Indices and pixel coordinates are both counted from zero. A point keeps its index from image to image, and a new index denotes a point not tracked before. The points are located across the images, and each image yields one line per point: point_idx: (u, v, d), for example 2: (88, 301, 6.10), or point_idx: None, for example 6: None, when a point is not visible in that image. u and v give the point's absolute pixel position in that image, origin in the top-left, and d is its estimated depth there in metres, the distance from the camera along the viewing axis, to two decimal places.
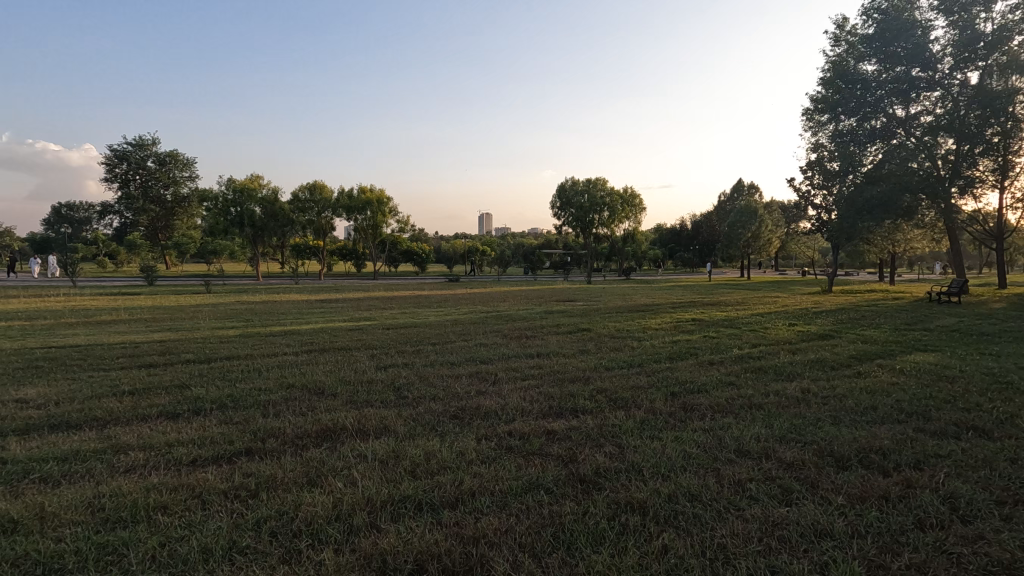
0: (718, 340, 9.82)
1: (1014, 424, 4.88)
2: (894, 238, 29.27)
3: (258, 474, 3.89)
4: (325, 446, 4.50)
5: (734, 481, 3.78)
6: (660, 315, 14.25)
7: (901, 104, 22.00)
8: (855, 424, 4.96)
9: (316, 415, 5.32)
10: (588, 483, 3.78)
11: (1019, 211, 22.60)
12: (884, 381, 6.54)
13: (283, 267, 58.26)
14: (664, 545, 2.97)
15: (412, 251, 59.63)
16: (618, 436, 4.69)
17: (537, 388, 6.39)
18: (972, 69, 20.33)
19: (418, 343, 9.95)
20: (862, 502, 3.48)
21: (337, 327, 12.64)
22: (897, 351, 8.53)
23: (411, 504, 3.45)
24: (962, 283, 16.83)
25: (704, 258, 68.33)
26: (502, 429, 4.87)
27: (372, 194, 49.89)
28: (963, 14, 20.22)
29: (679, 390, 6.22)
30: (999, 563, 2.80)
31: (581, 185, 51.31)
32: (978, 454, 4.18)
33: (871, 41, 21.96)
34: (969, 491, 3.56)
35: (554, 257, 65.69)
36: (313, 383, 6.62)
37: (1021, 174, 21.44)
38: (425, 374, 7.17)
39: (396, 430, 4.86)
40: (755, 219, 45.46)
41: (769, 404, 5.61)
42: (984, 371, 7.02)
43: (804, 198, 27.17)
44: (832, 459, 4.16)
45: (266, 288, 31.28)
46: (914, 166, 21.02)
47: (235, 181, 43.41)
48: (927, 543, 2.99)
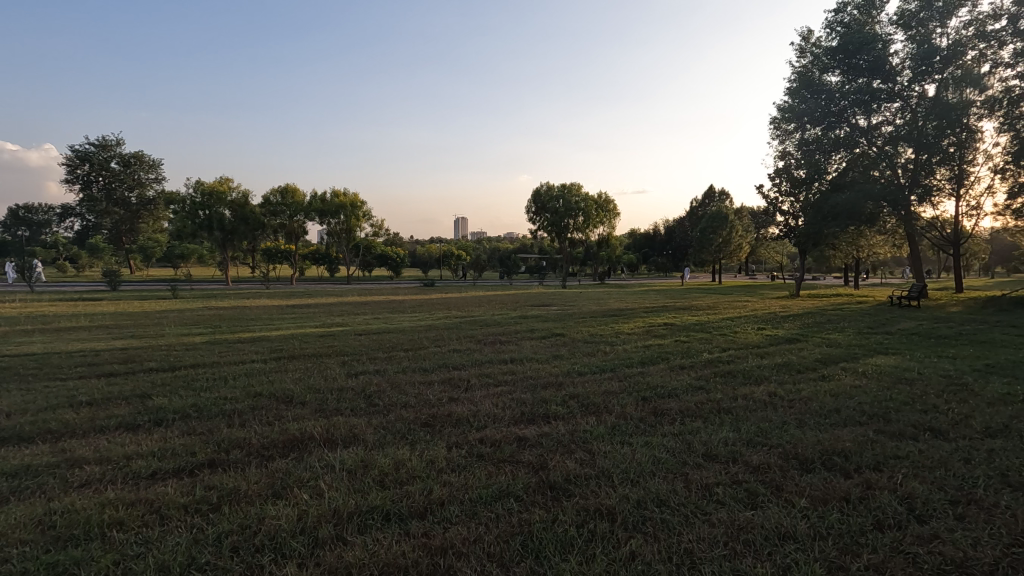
0: (689, 344, 9.97)
1: (969, 424, 5.07)
2: (859, 245, 30.13)
3: (220, 486, 3.79)
4: (291, 457, 4.41)
5: (702, 485, 3.82)
6: (633, 320, 14.40)
7: (864, 115, 22.64)
8: (818, 426, 5.10)
9: (283, 425, 5.21)
10: (557, 489, 3.79)
11: (974, 218, 23.57)
12: (847, 384, 6.71)
13: (253, 271, 57.08)
14: (631, 551, 2.98)
15: (387, 256, 59.17)
16: (589, 442, 4.70)
17: (510, 394, 6.38)
18: (929, 82, 21.27)
19: (391, 349, 9.84)
20: (825, 504, 3.55)
21: (307, 333, 12.41)
22: (860, 354, 8.79)
23: (378, 515, 3.40)
24: (921, 288, 17.47)
25: (677, 262, 69.37)
26: (473, 436, 4.84)
27: (346, 198, 49.18)
28: (920, 29, 21.16)
29: (650, 395, 6.29)
30: (952, 562, 2.89)
31: (556, 191, 51.60)
32: (934, 454, 4.33)
33: (835, 53, 22.51)
34: (926, 491, 3.68)
35: (530, 262, 65.84)
36: (281, 392, 6.48)
37: (976, 183, 22.35)
38: (397, 381, 7.09)
39: (366, 439, 4.80)
40: (725, 225, 46.37)
41: (737, 408, 5.71)
42: (940, 372, 7.29)
43: (773, 205, 27.76)
44: (797, 463, 4.25)
45: (236, 293, 30.58)
46: (877, 175, 22.18)
47: (203, 184, 42.52)
48: (885, 543, 3.07)
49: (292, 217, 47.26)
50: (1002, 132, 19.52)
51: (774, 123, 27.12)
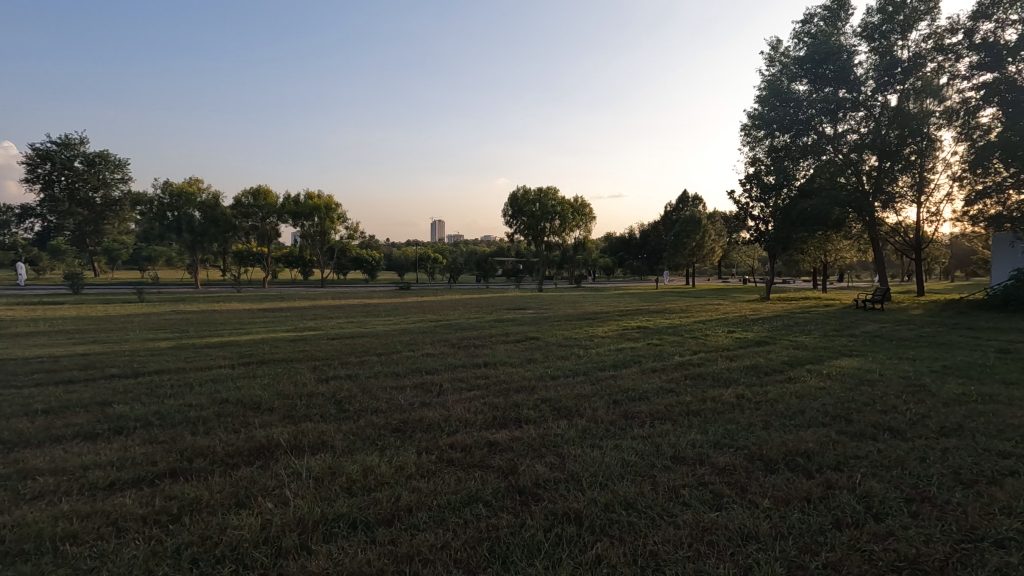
0: (660, 347, 10.09)
1: (926, 424, 5.24)
2: (826, 249, 30.93)
3: (181, 497, 3.69)
4: (257, 465, 4.33)
5: (669, 488, 3.87)
6: (607, 323, 14.52)
7: (830, 123, 23.24)
8: (783, 428, 5.21)
9: (249, 432, 5.10)
10: (527, 494, 3.80)
11: (934, 224, 24.46)
12: (812, 386, 6.86)
13: (224, 275, 55.82)
14: (597, 555, 3.01)
15: (363, 258, 58.63)
16: (559, 446, 4.73)
17: (482, 398, 6.38)
18: (891, 92, 22.02)
19: (363, 354, 9.72)
20: (787, 505, 3.63)
21: (278, 338, 12.17)
22: (825, 356, 9.03)
23: (344, 523, 3.35)
24: (885, 291, 17.99)
25: (652, 266, 70.19)
26: (443, 441, 4.82)
27: (320, 200, 48.52)
28: (882, 41, 21.97)
29: (621, 398, 6.36)
30: (905, 558, 2.99)
31: (532, 194, 51.68)
32: (892, 454, 4.46)
33: (802, 63, 23.11)
34: (882, 490, 3.79)
35: (507, 266, 65.90)
36: (248, 398, 6.35)
37: (936, 190, 23.22)
38: (368, 386, 7.00)
39: (334, 445, 4.73)
40: (699, 229, 47.17)
41: (706, 410, 5.80)
42: (900, 373, 7.54)
43: (744, 210, 28.28)
44: (762, 463, 4.34)
45: (205, 296, 29.89)
46: (842, 182, 22.75)
47: (172, 184, 42.05)
48: (842, 542, 3.15)
49: (264, 219, 46.59)
50: (960, 141, 20.37)
51: (744, 130, 27.63)
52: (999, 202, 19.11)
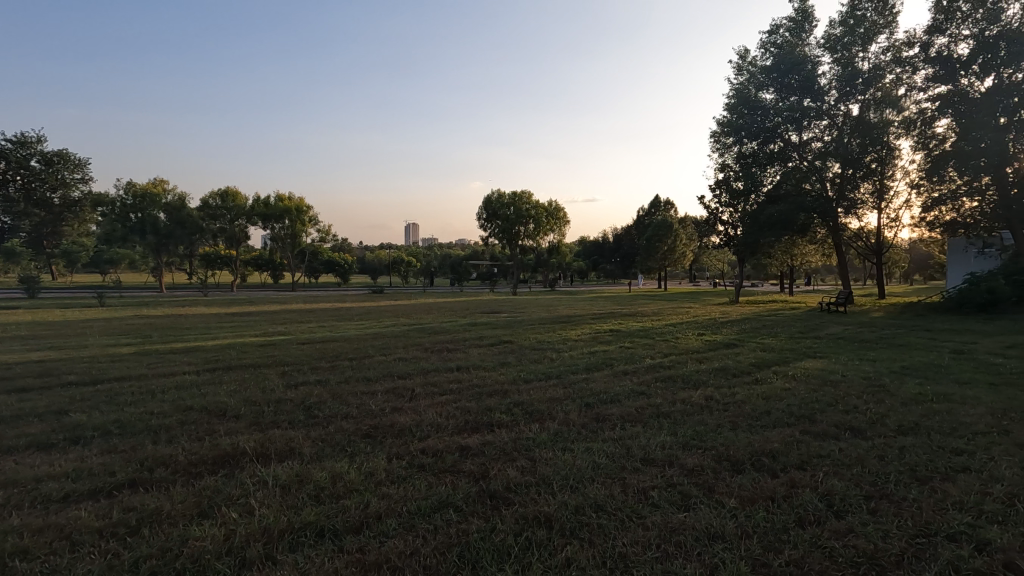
0: (632, 350, 10.21)
1: (885, 424, 5.42)
2: (792, 253, 31.74)
3: (140, 508, 3.57)
4: (222, 474, 4.21)
5: (639, 489, 3.92)
6: (580, 326, 14.63)
7: (795, 131, 23.86)
8: (750, 429, 5.32)
9: (214, 440, 4.97)
10: (497, 498, 3.79)
11: (894, 229, 25.34)
12: (778, 387, 7.03)
13: (190, 278, 54.31)
14: (567, 558, 3.02)
15: (335, 261, 57.89)
16: (531, 449, 4.73)
17: (454, 403, 6.35)
18: (853, 102, 22.80)
19: (334, 358, 9.59)
20: (752, 504, 3.71)
21: (246, 343, 11.88)
22: (791, 358, 9.26)
23: (312, 531, 3.30)
24: (847, 294, 18.53)
25: (625, 270, 70.93)
26: (414, 447, 4.78)
27: (291, 202, 47.68)
28: (844, 52, 22.71)
29: (593, 401, 6.40)
30: (864, 554, 3.08)
31: (507, 198, 51.76)
32: (853, 453, 4.60)
33: (768, 72, 23.76)
34: (843, 488, 3.91)
35: (481, 269, 65.74)
36: (214, 405, 6.19)
37: (895, 197, 24.08)
38: (339, 392, 6.88)
39: (303, 452, 4.65)
40: (670, 234, 47.92)
41: (675, 412, 5.90)
42: (861, 374, 7.78)
43: (714, 215, 28.83)
44: (729, 464, 4.42)
45: (168, 300, 29.11)
46: (808, 188, 23.29)
47: (136, 184, 41.03)
48: (805, 539, 3.23)
49: (233, 221, 45.52)
50: (916, 150, 21.21)
51: (714, 137, 28.13)
52: (954, 209, 19.94)
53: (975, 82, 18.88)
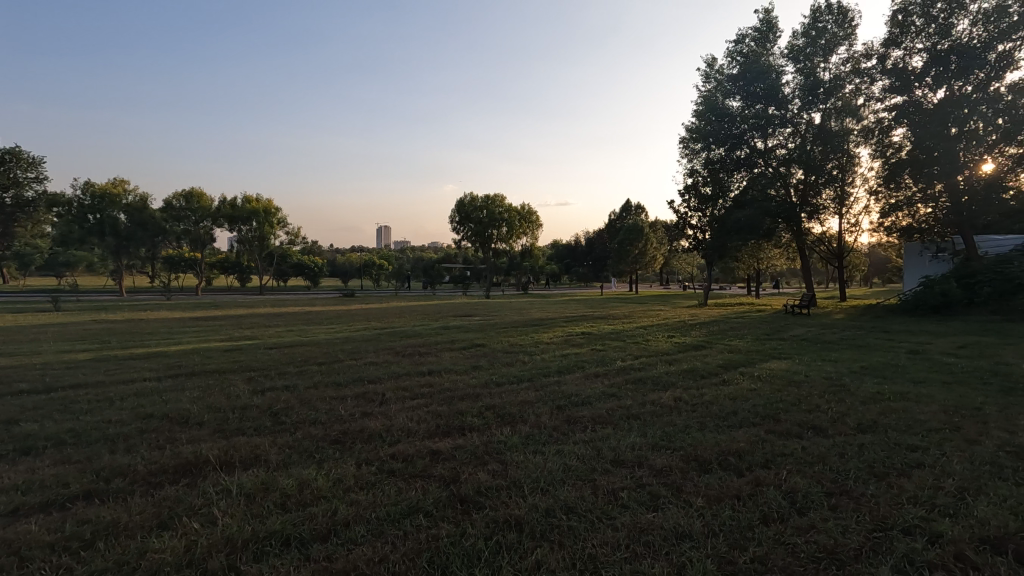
0: (604, 352, 10.31)
1: (845, 422, 5.60)
2: (758, 257, 32.53)
3: (95, 520, 3.44)
4: (183, 483, 4.09)
5: (609, 490, 3.96)
6: (552, 329, 14.72)
7: (761, 137, 24.46)
8: (717, 429, 5.42)
9: (176, 448, 4.82)
10: (468, 502, 3.78)
11: (854, 234, 26.23)
12: (745, 388, 7.19)
13: (152, 282, 52.55)
14: (536, 561, 3.02)
15: (304, 265, 56.84)
16: (502, 453, 4.73)
17: (425, 407, 6.30)
18: (815, 111, 23.53)
19: (303, 363, 9.41)
20: (718, 503, 3.78)
21: (211, 348, 11.56)
22: (757, 359, 9.49)
23: (277, 540, 3.22)
24: (811, 297, 19.08)
25: (598, 273, 71.56)
26: (384, 452, 4.72)
27: (258, 203, 46.63)
28: (806, 63, 23.42)
29: (564, 404, 6.43)
30: (824, 549, 3.17)
31: (479, 201, 51.65)
32: (815, 450, 4.74)
33: (735, 80, 24.43)
34: (806, 485, 4.02)
35: (454, 272, 65.48)
36: (176, 412, 6.00)
37: (855, 202, 24.92)
38: (307, 397, 6.75)
39: (269, 459, 4.55)
40: (641, 237, 48.59)
41: (645, 413, 5.97)
42: (823, 375, 8.01)
43: (683, 220, 29.34)
44: (696, 464, 4.50)
45: (129, 304, 28.10)
46: (773, 193, 23.78)
47: (94, 184, 39.49)
48: (769, 536, 3.31)
49: (198, 222, 44.18)
50: (875, 158, 21.98)
51: (682, 143, 28.58)
52: (910, 214, 20.57)
53: (929, 93, 19.66)
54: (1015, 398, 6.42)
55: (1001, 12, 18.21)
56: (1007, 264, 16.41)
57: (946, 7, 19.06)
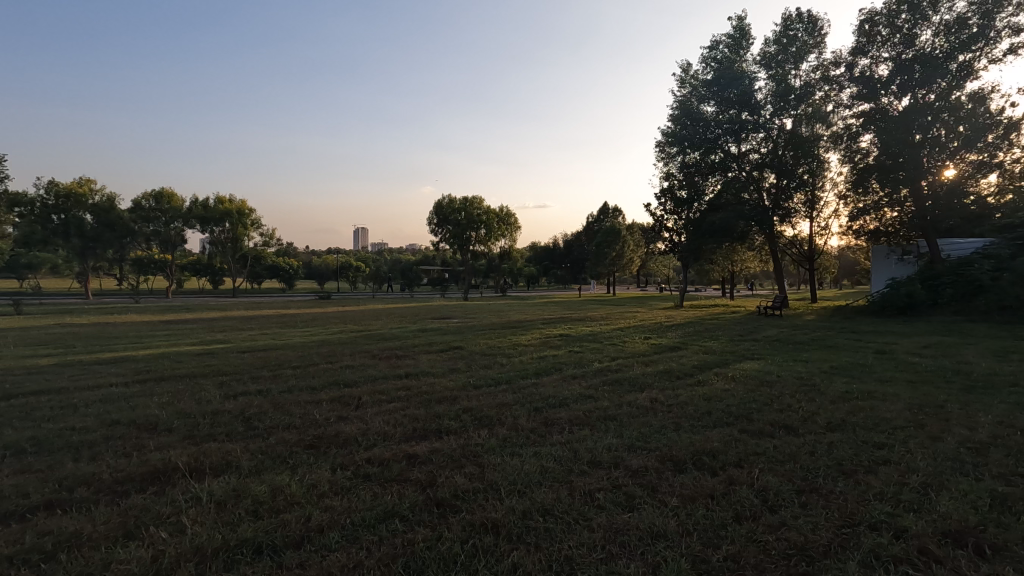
0: (581, 354, 10.37)
1: (815, 420, 5.73)
2: (732, 259, 33.10)
3: (57, 531, 3.33)
4: (151, 491, 3.97)
5: (586, 491, 3.98)
6: (530, 331, 14.74)
7: (734, 142, 24.92)
8: (692, 429, 5.49)
9: (144, 455, 4.69)
10: (445, 506, 3.75)
11: (825, 237, 26.90)
12: (719, 389, 7.31)
13: (120, 284, 51.07)
14: (513, 564, 3.02)
15: (279, 267, 55.94)
16: (479, 456, 4.71)
17: (402, 410, 6.25)
18: (787, 116, 24.04)
19: (277, 367, 9.25)
20: (693, 502, 3.83)
21: (181, 352, 11.27)
22: (731, 360, 9.65)
23: (249, 548, 3.16)
24: (783, 299, 19.46)
25: (576, 275, 71.89)
26: (360, 457, 4.66)
27: (231, 205, 45.74)
28: (778, 69, 23.94)
29: (542, 406, 6.44)
30: (795, 546, 3.23)
31: (458, 203, 51.50)
32: (786, 449, 4.83)
33: (710, 85, 24.87)
34: (777, 483, 4.09)
35: (432, 274, 65.15)
36: (143, 418, 5.83)
37: (825, 206, 25.56)
38: (281, 402, 6.63)
39: (241, 465, 4.46)
40: (619, 240, 49.02)
41: (621, 415, 6.02)
42: (795, 375, 8.19)
43: (660, 223, 29.69)
44: (672, 464, 4.56)
45: (95, 308, 27.26)
46: (747, 197, 24.25)
47: (58, 184, 38.28)
48: (742, 535, 3.36)
49: (168, 223, 42.87)
50: (844, 163, 22.54)
51: (659, 147, 28.82)
52: (877, 218, 21.35)
53: (894, 101, 20.25)
54: (975, 395, 6.67)
55: (961, 24, 18.93)
56: (969, 266, 17.03)
57: (910, 17, 19.69)
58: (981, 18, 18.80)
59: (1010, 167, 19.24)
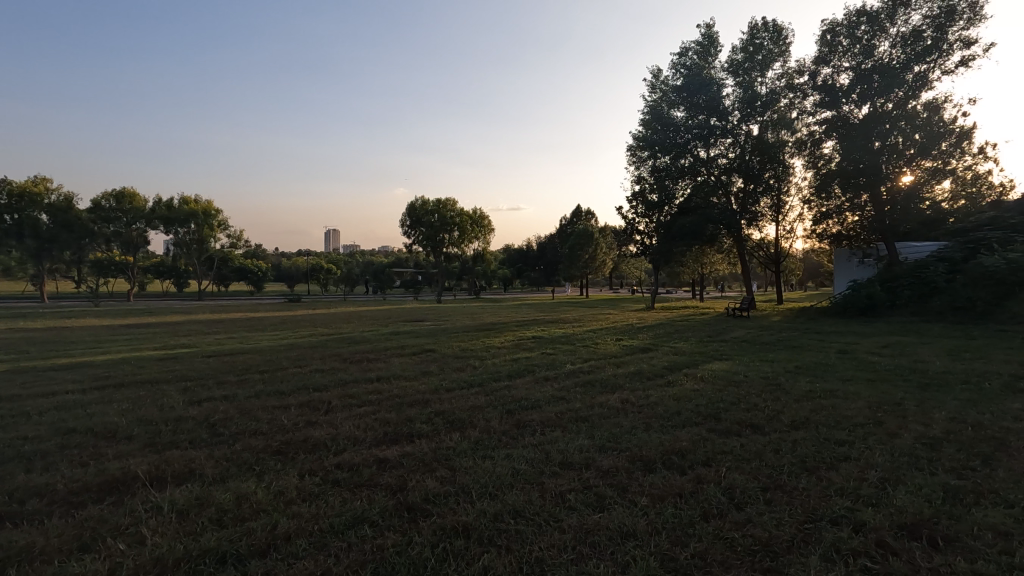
0: (554, 356, 10.44)
1: (781, 419, 5.88)
2: (702, 262, 33.74)
3: (6, 546, 3.18)
4: (108, 502, 3.83)
5: (556, 493, 4.00)
6: (503, 334, 14.74)
7: (704, 147, 25.39)
8: (662, 429, 5.57)
9: (102, 465, 4.52)
10: (415, 510, 3.72)
11: (790, 240, 27.63)
12: (688, 389, 7.44)
13: (78, 288, 49.13)
14: (483, 567, 3.01)
15: (247, 269, 54.72)
16: (451, 459, 4.70)
17: (373, 414, 6.18)
18: (753, 122, 24.69)
19: (244, 372, 9.03)
20: (662, 501, 3.88)
21: (143, 357, 10.92)
22: (700, 360, 9.84)
23: (212, 558, 3.07)
24: (750, 300, 19.89)
25: (549, 277, 72.30)
26: (329, 462, 4.59)
27: (197, 206, 44.54)
28: (745, 76, 24.55)
29: (514, 408, 6.45)
30: (760, 542, 3.30)
31: (431, 205, 51.19)
32: (753, 448, 4.94)
33: (679, 91, 25.30)
34: (743, 481, 4.18)
35: (406, 277, 64.62)
36: (101, 426, 5.62)
37: (790, 210, 26.25)
38: (248, 407, 6.48)
39: (204, 473, 4.34)
40: (591, 242, 49.46)
41: (593, 416, 6.07)
42: (761, 374, 8.39)
43: (631, 226, 30.05)
44: (641, 464, 4.62)
45: (51, 312, 26.21)
46: (715, 201, 24.76)
47: (12, 183, 36.72)
48: (709, 532, 3.42)
49: (130, 224, 41.26)
50: (808, 168, 23.17)
51: (629, 151, 29.14)
52: (840, 222, 21.84)
53: (854, 109, 20.95)
54: (930, 393, 6.94)
55: (916, 36, 19.73)
56: (925, 269, 17.73)
57: (869, 29, 20.45)
58: (935, 31, 19.60)
59: (962, 172, 20.08)
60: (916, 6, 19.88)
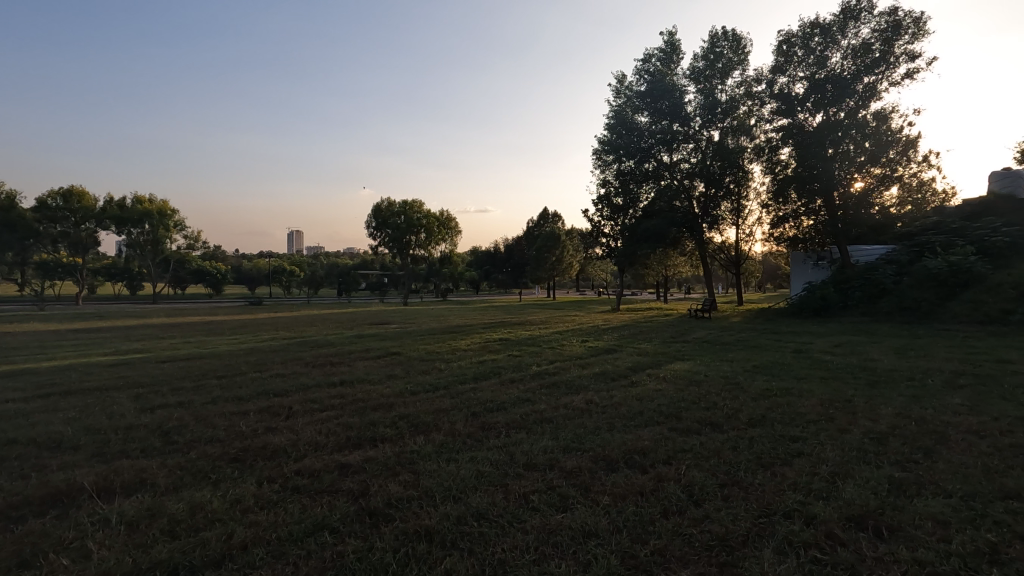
0: (520, 358, 10.47)
1: (739, 417, 6.06)
2: (665, 264, 34.45)
3: None
4: (51, 516, 3.65)
5: (520, 494, 4.01)
6: (470, 335, 14.68)
7: (667, 152, 25.94)
8: (624, 429, 5.66)
9: (44, 476, 4.30)
10: (377, 515, 3.67)
11: (749, 243, 28.45)
12: (651, 389, 7.57)
13: (22, 291, 46.69)
14: (445, 570, 3.00)
15: (205, 271, 53.05)
16: (414, 463, 4.65)
17: (335, 419, 6.06)
18: (713, 129, 25.42)
19: (200, 377, 8.72)
20: (623, 500, 3.94)
21: (92, 363, 10.44)
22: (663, 360, 10.04)
23: (163, 571, 2.97)
24: (712, 300, 19.97)
25: (516, 280, 72.44)
26: (288, 468, 4.49)
27: (152, 206, 42.92)
28: (706, 83, 25.21)
29: (479, 410, 6.44)
30: (718, 537, 3.39)
31: (397, 207, 50.61)
32: (711, 445, 5.07)
33: (643, 96, 25.74)
34: (702, 478, 4.29)
35: (372, 279, 63.75)
36: (44, 436, 5.35)
37: (749, 214, 27.04)
38: (204, 414, 6.27)
39: (157, 483, 4.18)
40: (558, 245, 49.86)
41: (558, 417, 6.12)
42: (721, 374, 8.60)
43: (597, 229, 30.40)
44: (604, 463, 4.68)
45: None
46: (678, 205, 25.31)
47: None
48: (668, 529, 3.49)
49: (78, 224, 39.45)
50: (765, 174, 23.88)
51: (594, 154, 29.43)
52: (796, 226, 22.70)
53: (809, 117, 21.78)
54: (878, 390, 7.25)
55: (866, 49, 20.62)
56: (874, 271, 18.55)
57: (823, 40, 21.30)
58: (883, 45, 20.53)
59: (908, 180, 20.85)
60: (864, 20, 20.75)
